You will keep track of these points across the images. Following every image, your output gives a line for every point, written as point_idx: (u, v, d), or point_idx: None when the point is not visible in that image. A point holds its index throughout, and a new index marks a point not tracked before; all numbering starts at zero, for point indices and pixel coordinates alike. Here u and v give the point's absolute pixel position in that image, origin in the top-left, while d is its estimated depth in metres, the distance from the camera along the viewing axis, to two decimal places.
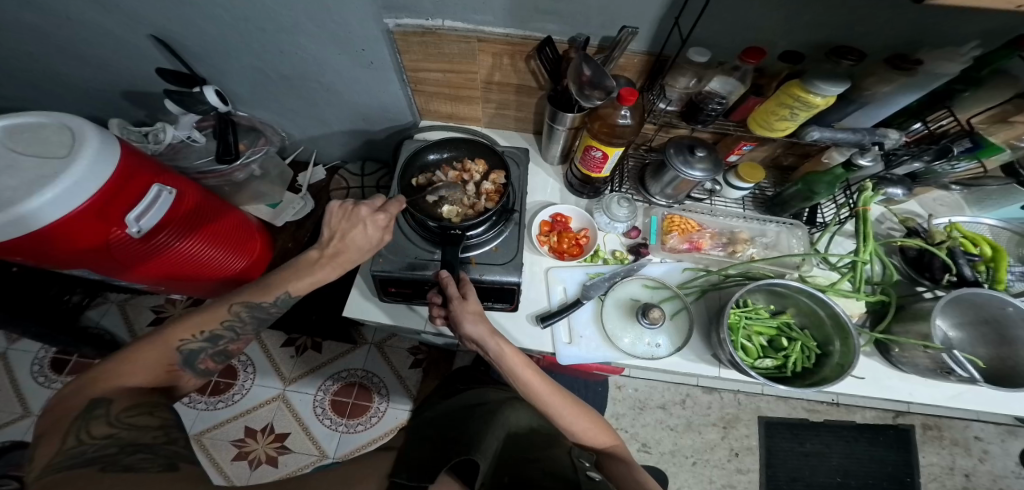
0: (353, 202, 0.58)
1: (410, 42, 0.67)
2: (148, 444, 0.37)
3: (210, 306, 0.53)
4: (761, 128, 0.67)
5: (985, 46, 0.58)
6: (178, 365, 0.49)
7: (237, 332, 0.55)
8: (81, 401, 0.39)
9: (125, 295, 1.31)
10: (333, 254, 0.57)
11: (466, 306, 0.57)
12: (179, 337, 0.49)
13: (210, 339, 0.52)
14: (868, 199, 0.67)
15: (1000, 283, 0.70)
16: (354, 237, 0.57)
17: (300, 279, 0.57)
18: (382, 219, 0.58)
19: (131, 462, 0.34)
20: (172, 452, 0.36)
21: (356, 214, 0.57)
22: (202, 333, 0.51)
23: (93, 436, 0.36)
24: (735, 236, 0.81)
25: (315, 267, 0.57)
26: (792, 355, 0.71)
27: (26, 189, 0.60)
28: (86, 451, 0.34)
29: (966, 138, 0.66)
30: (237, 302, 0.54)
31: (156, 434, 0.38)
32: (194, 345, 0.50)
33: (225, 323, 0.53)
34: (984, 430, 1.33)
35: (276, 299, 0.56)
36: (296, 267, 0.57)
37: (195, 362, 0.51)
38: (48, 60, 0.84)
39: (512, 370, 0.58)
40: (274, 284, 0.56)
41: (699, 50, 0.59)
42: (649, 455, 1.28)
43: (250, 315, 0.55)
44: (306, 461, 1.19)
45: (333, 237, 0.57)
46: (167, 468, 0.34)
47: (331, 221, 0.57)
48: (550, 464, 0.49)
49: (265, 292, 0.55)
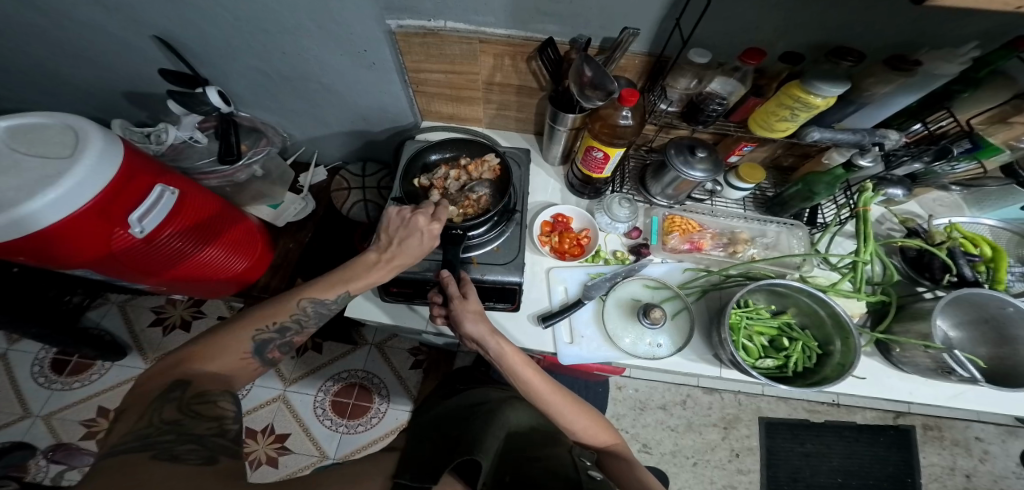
0: (410, 209, 0.58)
1: (411, 43, 0.68)
2: (200, 434, 0.38)
3: (282, 299, 0.54)
4: (761, 128, 0.67)
5: (983, 46, 0.58)
6: (251, 353, 0.50)
7: (301, 324, 0.55)
8: (166, 380, 0.42)
9: (125, 296, 1.33)
10: (389, 259, 0.57)
11: (467, 305, 0.57)
12: (253, 327, 0.51)
13: (279, 331, 0.53)
14: (868, 199, 0.67)
15: (1000, 283, 0.70)
16: (411, 245, 0.56)
17: (357, 280, 0.57)
18: (437, 228, 0.57)
19: (179, 452, 0.35)
20: (217, 445, 0.38)
21: (412, 223, 0.56)
22: (273, 324, 0.52)
23: (163, 420, 0.37)
24: (735, 236, 0.81)
25: (372, 269, 0.57)
26: (793, 355, 0.71)
27: (27, 190, 0.60)
28: (151, 434, 0.36)
29: (965, 138, 0.66)
30: (305, 296, 0.54)
31: (211, 424, 0.40)
32: (266, 335, 0.51)
33: (292, 317, 0.54)
34: (984, 430, 1.33)
35: (337, 297, 0.56)
36: (355, 267, 0.58)
37: (265, 351, 0.52)
38: (50, 61, 0.84)
39: (512, 369, 0.58)
40: (337, 281, 0.56)
41: (699, 51, 0.59)
42: (650, 455, 1.28)
43: (314, 311, 0.55)
44: (307, 462, 1.19)
45: (390, 244, 0.57)
46: (207, 461, 0.35)
47: (389, 226, 0.57)
48: (553, 462, 0.49)
49: (327, 289, 0.56)
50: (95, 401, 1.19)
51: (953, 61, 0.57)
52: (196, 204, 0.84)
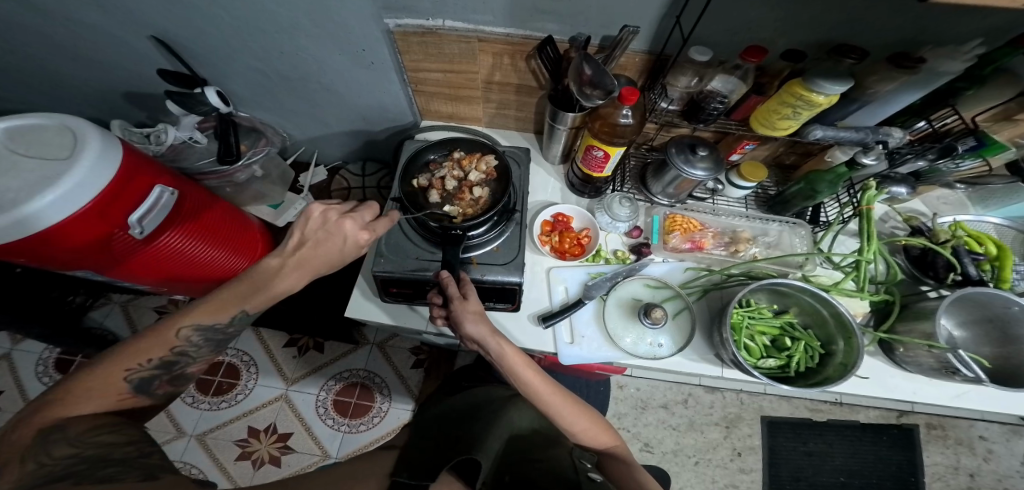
0: (337, 212, 0.57)
1: (410, 42, 0.67)
2: (123, 458, 0.38)
3: (152, 331, 0.49)
4: (764, 127, 0.67)
5: (987, 44, 0.57)
6: (129, 392, 0.48)
7: (191, 355, 0.54)
8: (32, 429, 0.38)
9: (127, 296, 1.33)
10: (300, 264, 0.54)
11: (467, 306, 0.56)
12: (125, 365, 0.47)
13: (162, 365, 0.50)
14: (871, 197, 0.66)
15: (1005, 282, 0.69)
16: (329, 248, 0.56)
17: (255, 299, 0.55)
18: (365, 237, 0.58)
19: (108, 474, 0.35)
20: (146, 464, 0.38)
21: (337, 227, 0.56)
22: (150, 360, 0.49)
23: (58, 456, 0.36)
24: (737, 235, 0.81)
25: (276, 277, 0.54)
26: (796, 355, 0.71)
27: (28, 191, 0.60)
28: (54, 469, 0.34)
29: (969, 136, 0.65)
30: (186, 324, 0.51)
31: (126, 450, 0.40)
32: (143, 372, 0.49)
33: (176, 349, 0.51)
34: (989, 429, 1.32)
35: (232, 317, 0.55)
36: (248, 282, 0.54)
37: (150, 388, 0.50)
38: (49, 62, 0.84)
39: (513, 370, 0.57)
40: (227, 304, 0.54)
41: (699, 49, 0.59)
42: (651, 455, 1.28)
43: (202, 339, 0.53)
44: (309, 461, 1.19)
45: (304, 245, 0.55)
46: (146, 477, 0.36)
47: (307, 227, 0.55)
48: (553, 464, 0.49)
49: (216, 313, 0.53)
50: None
51: (957, 58, 0.57)
52: (196, 204, 0.84)
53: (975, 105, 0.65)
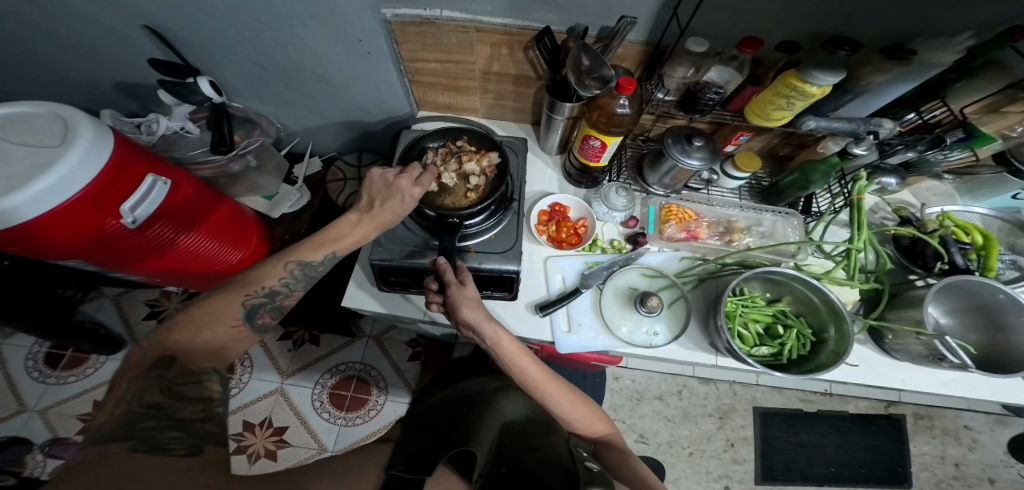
0: (394, 172, 0.59)
1: (407, 32, 0.67)
2: (185, 419, 0.37)
3: (268, 263, 0.54)
4: (759, 117, 0.67)
5: (978, 37, 0.58)
6: (242, 320, 0.51)
7: (291, 288, 0.56)
8: (151, 359, 0.41)
9: (119, 290, 1.32)
10: (373, 218, 0.58)
11: (465, 295, 0.57)
12: (243, 293, 0.51)
13: (269, 295, 0.53)
14: (862, 188, 0.67)
15: (990, 271, 0.72)
16: (391, 205, 0.58)
17: (343, 240, 0.58)
18: (418, 192, 0.59)
19: (164, 441, 0.33)
20: (204, 432, 0.37)
21: (396, 186, 0.58)
22: (262, 289, 0.52)
23: (144, 404, 0.37)
24: (731, 225, 0.82)
25: (356, 227, 0.59)
26: (789, 343, 0.72)
27: (14, 182, 0.59)
28: (131, 421, 0.34)
29: (959, 128, 0.67)
30: (292, 260, 0.55)
31: (193, 410, 0.38)
32: (256, 300, 0.52)
33: (281, 281, 0.54)
34: (974, 419, 1.36)
35: (325, 257, 0.58)
36: (337, 228, 0.59)
37: (255, 317, 0.52)
38: (38, 51, 0.83)
39: (510, 356, 0.58)
40: (322, 243, 0.58)
41: (696, 39, 0.58)
42: (646, 446, 1.30)
43: (302, 274, 0.56)
44: (305, 455, 1.20)
45: (373, 202, 0.59)
46: (193, 451, 0.34)
47: (373, 186, 0.59)
48: (548, 453, 0.50)
49: (313, 252, 0.57)
50: (92, 395, 1.18)
51: (950, 49, 0.57)
52: (189, 195, 0.83)
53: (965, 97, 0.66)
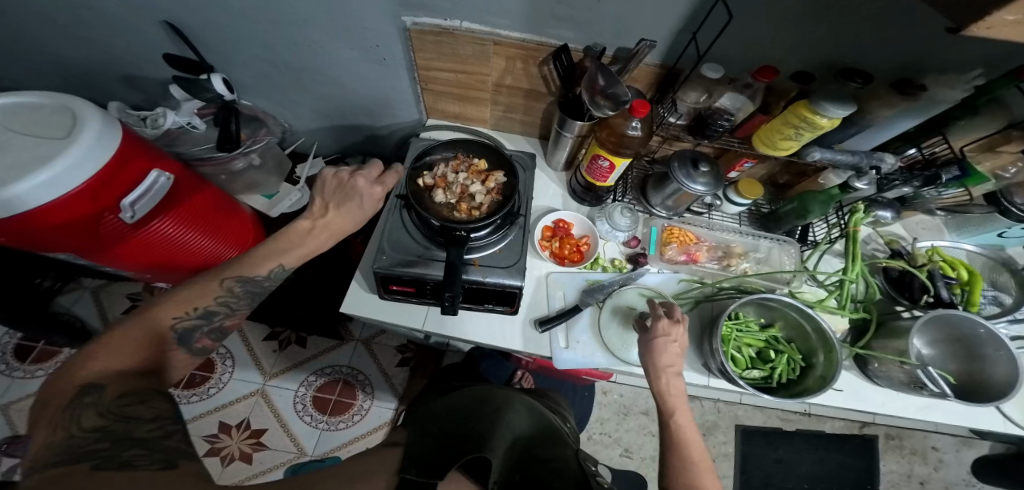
0: (349, 173, 0.61)
1: (424, 41, 0.66)
2: (143, 438, 0.35)
3: (202, 281, 0.53)
4: (765, 145, 0.68)
5: (986, 75, 0.60)
6: (173, 343, 0.49)
7: (232, 307, 0.55)
8: (71, 387, 0.37)
9: (100, 282, 1.26)
10: (326, 224, 0.59)
11: (652, 337, 0.60)
12: (173, 313, 0.49)
13: (204, 316, 0.52)
14: (858, 220, 0.70)
15: (972, 305, 0.74)
16: (349, 208, 0.60)
17: (293, 251, 0.58)
18: (378, 191, 0.62)
19: (129, 458, 0.33)
20: (170, 447, 0.35)
21: (352, 186, 0.60)
22: (194, 309, 0.51)
23: (84, 429, 0.34)
24: (730, 250, 0.84)
25: (306, 237, 0.59)
26: (780, 366, 0.74)
27: (17, 171, 0.58)
28: (77, 445, 0.33)
29: (955, 165, 0.68)
30: (229, 276, 0.54)
31: (150, 427, 0.36)
32: (188, 322, 0.50)
33: (218, 300, 0.53)
34: (941, 440, 1.40)
35: (269, 271, 0.57)
36: (290, 235, 0.58)
37: (191, 341, 0.52)
38: (34, 34, 0.79)
39: (671, 393, 0.58)
40: (267, 256, 0.57)
41: (712, 66, 0.60)
42: (631, 460, 1.31)
43: (243, 291, 0.55)
44: (283, 459, 1.17)
45: (328, 208, 0.60)
46: (165, 465, 0.33)
47: (325, 189, 0.60)
48: (565, 464, 0.53)
49: (256, 266, 0.56)
50: None
51: (957, 87, 0.62)
52: (192, 193, 0.81)
53: (966, 135, 0.68)
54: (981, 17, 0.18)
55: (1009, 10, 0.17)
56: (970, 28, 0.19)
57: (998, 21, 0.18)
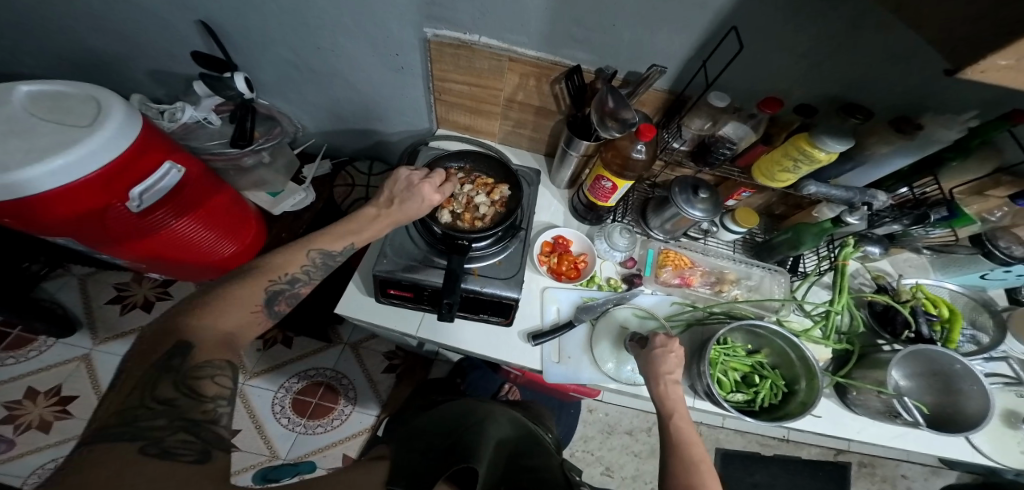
0: (418, 176, 0.64)
1: (443, 53, 0.68)
2: (195, 420, 0.36)
3: (290, 251, 0.56)
4: (765, 177, 0.71)
5: (980, 117, 0.63)
6: (262, 305, 0.50)
7: (310, 276, 0.57)
8: (164, 345, 0.39)
9: (88, 269, 1.22)
10: (389, 215, 0.62)
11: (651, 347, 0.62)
12: (267, 279, 0.51)
13: (290, 281, 0.54)
14: (847, 253, 0.73)
15: (951, 343, 0.77)
16: (410, 208, 0.62)
17: (362, 232, 0.61)
18: (437, 200, 0.63)
19: (170, 446, 0.32)
20: (212, 436, 0.36)
21: (416, 189, 0.62)
22: (285, 274, 0.53)
23: (156, 400, 0.35)
24: (722, 276, 0.87)
25: (374, 222, 0.62)
26: (762, 391, 0.75)
27: (35, 154, 0.58)
28: (139, 416, 0.33)
29: (943, 205, 0.72)
30: (314, 248, 0.57)
31: (202, 410, 0.37)
32: (280, 285, 0.52)
33: (303, 268, 0.55)
34: (911, 468, 1.42)
35: (344, 248, 0.60)
36: (357, 221, 0.62)
37: (273, 303, 0.52)
38: (47, 21, 0.79)
39: (669, 397, 0.59)
40: (341, 235, 0.60)
41: (718, 95, 0.62)
42: (611, 479, 1.30)
43: (322, 262, 0.58)
44: (254, 461, 1.13)
45: (392, 202, 0.63)
46: (200, 458, 0.33)
47: (395, 187, 0.63)
48: (547, 474, 0.53)
49: (333, 241, 0.59)
50: (26, 382, 1.07)
51: (952, 128, 0.63)
52: (200, 185, 0.80)
53: (956, 176, 0.72)
54: (977, 60, 0.20)
55: (1008, 51, 0.18)
56: (966, 71, 0.21)
57: (991, 66, 0.20)
